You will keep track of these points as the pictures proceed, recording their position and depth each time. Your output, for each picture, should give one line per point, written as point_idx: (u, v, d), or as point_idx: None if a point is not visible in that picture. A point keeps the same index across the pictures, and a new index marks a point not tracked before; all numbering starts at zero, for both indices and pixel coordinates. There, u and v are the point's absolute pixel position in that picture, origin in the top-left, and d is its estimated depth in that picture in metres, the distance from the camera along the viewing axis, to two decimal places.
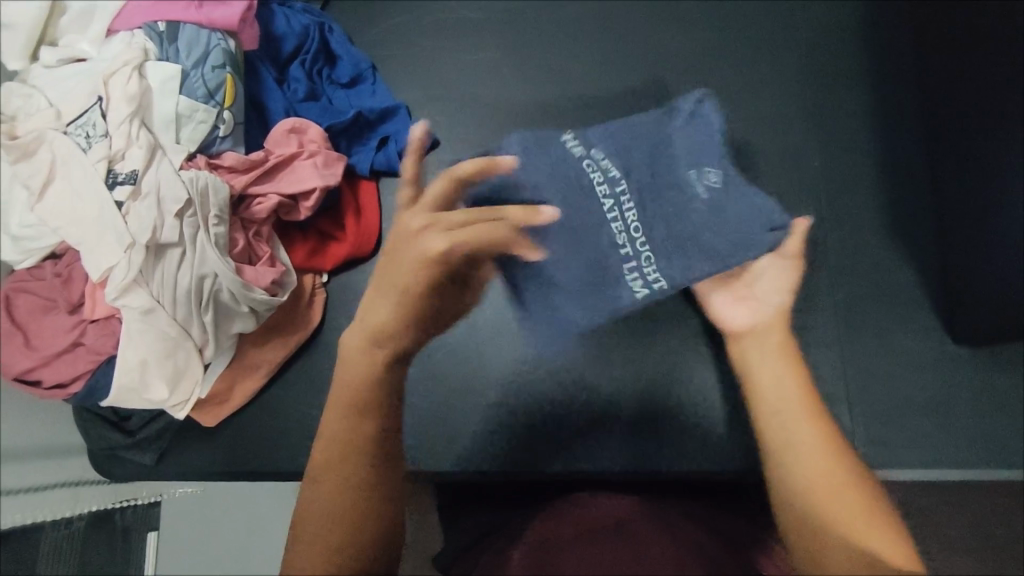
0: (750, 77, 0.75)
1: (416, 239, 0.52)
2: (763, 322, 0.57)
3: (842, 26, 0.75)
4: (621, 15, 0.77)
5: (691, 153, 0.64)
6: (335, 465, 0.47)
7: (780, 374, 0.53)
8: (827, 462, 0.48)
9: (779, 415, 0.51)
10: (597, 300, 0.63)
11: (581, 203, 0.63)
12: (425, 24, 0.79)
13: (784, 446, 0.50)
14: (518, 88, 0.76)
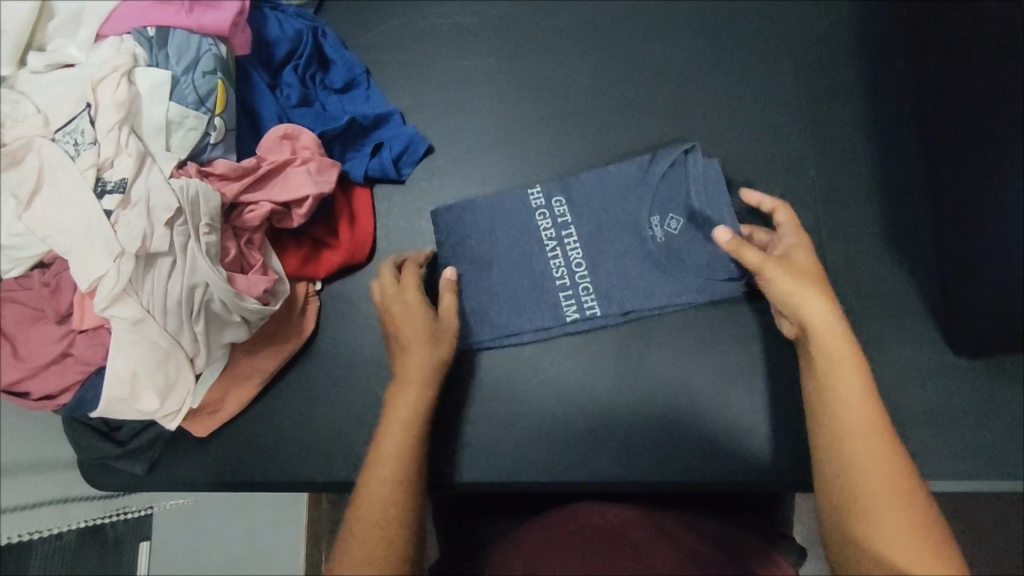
0: (747, 83, 0.74)
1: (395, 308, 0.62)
2: (826, 331, 0.54)
3: (840, 32, 0.75)
4: (617, 21, 0.76)
5: (653, 200, 0.71)
6: (390, 501, 0.54)
7: (849, 387, 0.52)
8: (888, 492, 0.48)
9: (843, 435, 0.50)
10: (534, 318, 0.69)
11: (530, 243, 0.71)
12: (419, 28, 0.78)
13: (851, 473, 0.49)
14: (514, 94, 0.76)
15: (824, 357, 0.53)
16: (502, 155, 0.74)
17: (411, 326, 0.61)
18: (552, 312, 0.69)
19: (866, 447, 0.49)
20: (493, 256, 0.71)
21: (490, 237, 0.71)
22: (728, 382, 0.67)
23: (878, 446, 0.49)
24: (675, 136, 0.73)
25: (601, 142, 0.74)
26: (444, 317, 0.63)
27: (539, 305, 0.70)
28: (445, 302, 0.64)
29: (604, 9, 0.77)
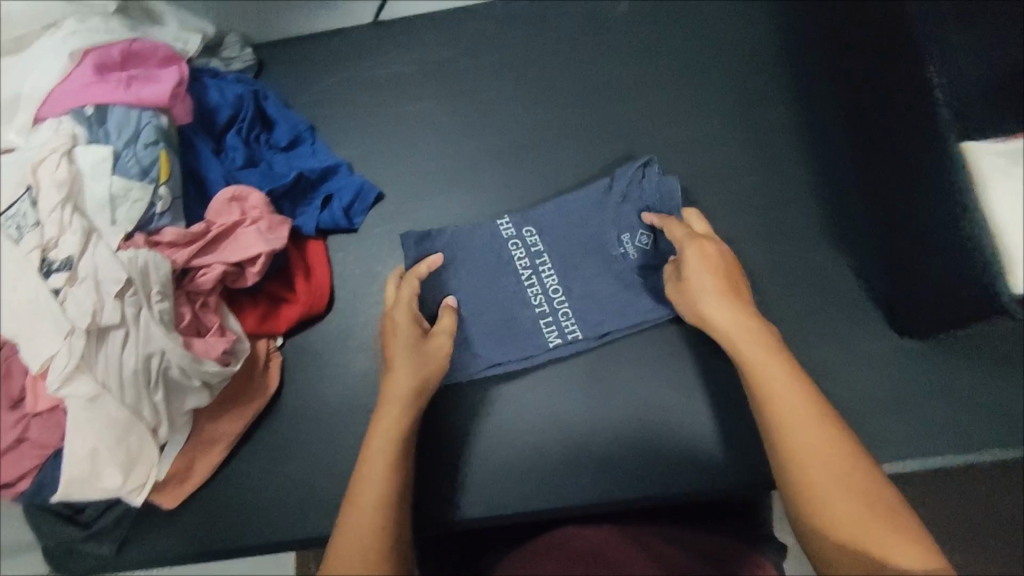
0: (676, 103, 0.77)
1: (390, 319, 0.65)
2: (731, 330, 0.57)
3: (756, 46, 0.79)
4: (548, 55, 0.80)
5: (619, 220, 0.74)
6: (371, 533, 0.50)
7: (776, 378, 0.53)
8: (837, 475, 0.48)
9: (784, 425, 0.51)
10: (518, 346, 0.71)
11: (505, 274, 0.73)
12: (358, 78, 0.80)
13: (798, 464, 0.49)
14: (457, 135, 0.78)
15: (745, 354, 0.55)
16: (449, 193, 0.77)
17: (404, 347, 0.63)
18: (533, 340, 0.71)
19: (807, 433, 0.50)
20: (470, 288, 0.73)
21: (467, 269, 0.73)
22: (692, 390, 0.69)
23: (818, 428, 0.50)
24: (614, 161, 0.76)
25: (545, 173, 0.77)
26: (434, 338, 0.65)
27: (523, 336, 0.71)
28: (441, 323, 0.67)
29: (535, 44, 0.80)
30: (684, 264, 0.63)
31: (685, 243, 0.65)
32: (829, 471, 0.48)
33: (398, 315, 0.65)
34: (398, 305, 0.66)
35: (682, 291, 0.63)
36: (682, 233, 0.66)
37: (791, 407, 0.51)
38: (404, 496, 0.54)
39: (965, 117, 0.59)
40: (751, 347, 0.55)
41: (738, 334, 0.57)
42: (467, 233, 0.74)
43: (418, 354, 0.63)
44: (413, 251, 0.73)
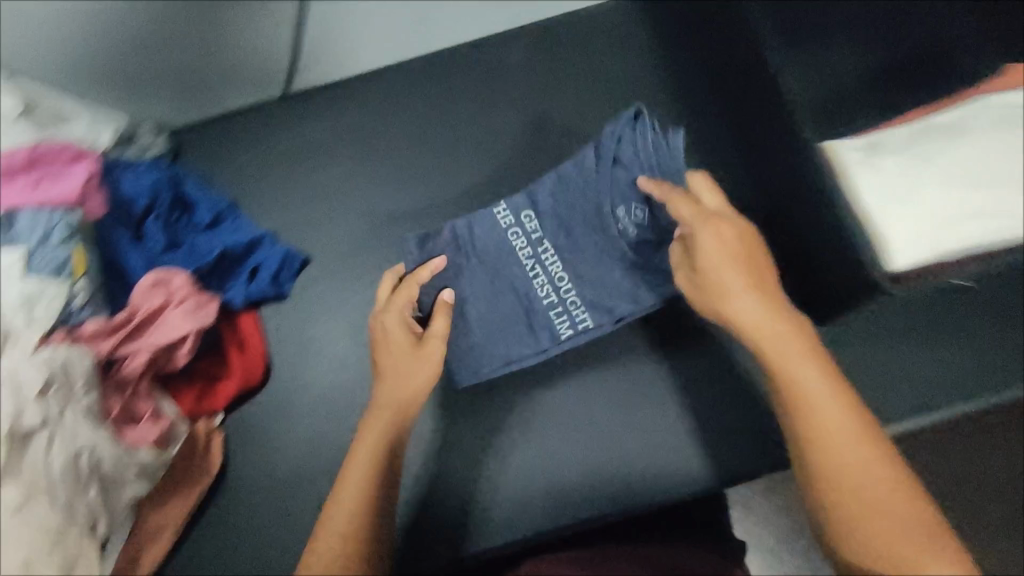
0: (577, 135, 0.82)
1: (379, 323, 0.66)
2: (770, 339, 0.53)
3: (646, 67, 0.82)
4: (451, 105, 0.83)
5: (619, 193, 0.72)
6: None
7: (820, 396, 0.51)
8: (886, 497, 0.48)
9: (832, 451, 0.49)
10: (531, 342, 0.73)
11: (506, 268, 0.75)
12: (273, 150, 0.83)
13: (837, 475, 0.49)
14: (374, 192, 0.81)
15: (789, 376, 0.52)
16: (380, 250, 0.79)
17: (397, 349, 0.64)
18: (545, 333, 0.73)
19: (857, 456, 0.49)
20: (476, 285, 0.75)
21: (470, 266, 0.75)
22: (634, 408, 0.72)
23: (869, 445, 0.49)
24: None
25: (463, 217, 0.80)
26: (431, 340, 0.64)
27: (538, 329, 0.73)
28: (434, 326, 0.65)
29: (437, 97, 0.83)
30: (706, 259, 0.57)
31: (701, 228, 0.58)
32: (870, 482, 0.49)
33: (388, 318, 0.66)
34: (388, 310, 0.67)
35: (701, 290, 0.58)
36: (692, 212, 0.59)
37: (833, 415, 0.50)
38: (376, 545, 0.54)
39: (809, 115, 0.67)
40: (788, 351, 0.52)
41: (771, 335, 0.53)
42: (466, 230, 0.75)
43: (412, 358, 0.63)
44: (415, 252, 0.75)
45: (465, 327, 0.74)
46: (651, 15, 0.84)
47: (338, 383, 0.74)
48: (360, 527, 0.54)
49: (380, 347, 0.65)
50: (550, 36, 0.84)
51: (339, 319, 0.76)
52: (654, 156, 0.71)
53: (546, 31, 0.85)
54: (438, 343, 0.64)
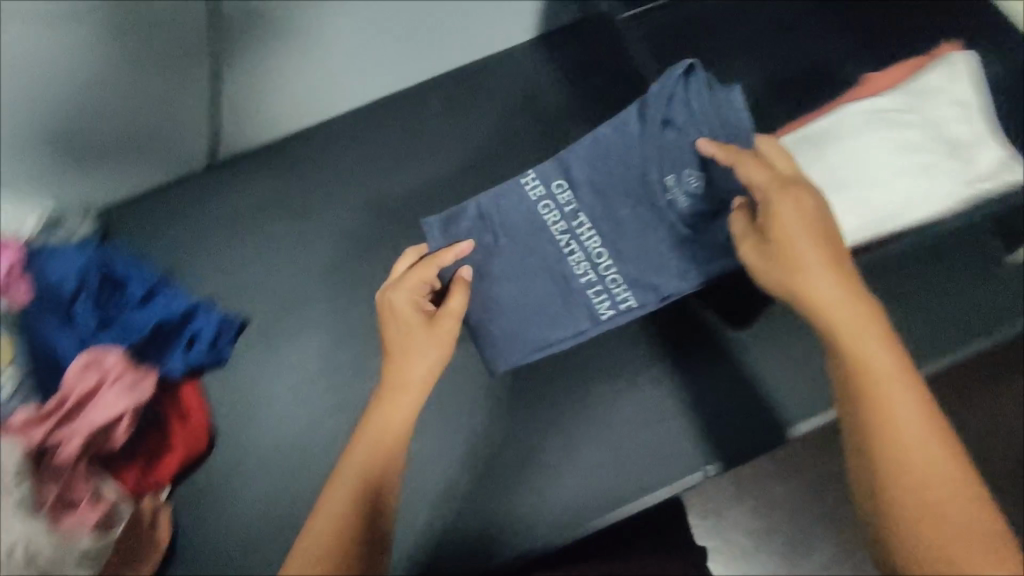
0: (496, 171, 0.85)
1: (392, 305, 0.67)
2: (846, 325, 0.54)
3: (555, 102, 0.87)
4: (373, 156, 0.86)
5: (664, 160, 0.76)
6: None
7: (890, 380, 0.52)
8: (948, 491, 0.49)
9: (896, 440, 0.51)
10: (569, 324, 0.76)
11: (539, 248, 0.78)
12: (203, 217, 0.84)
13: (902, 469, 0.50)
14: (306, 249, 0.83)
15: (863, 355, 0.53)
16: (324, 304, 0.81)
17: (411, 326, 0.66)
18: (585, 312, 0.76)
19: (920, 449, 0.50)
20: (507, 268, 0.77)
21: (501, 246, 0.78)
22: (577, 432, 0.74)
23: (937, 442, 0.51)
24: None
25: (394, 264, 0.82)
26: (445, 317, 0.67)
27: (581, 309, 0.76)
28: (449, 305, 0.67)
29: (359, 150, 0.86)
30: (779, 231, 0.57)
31: (778, 200, 0.58)
32: (937, 479, 0.50)
33: (398, 299, 0.67)
34: (400, 286, 0.68)
35: (769, 262, 0.58)
36: (766, 181, 0.60)
37: (904, 410, 0.51)
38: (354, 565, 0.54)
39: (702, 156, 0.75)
40: (863, 339, 0.53)
41: (846, 323, 0.54)
42: (499, 212, 0.79)
43: (427, 336, 0.66)
44: (438, 237, 0.79)
45: (497, 313, 0.77)
46: (556, 55, 0.88)
47: (283, 443, 0.75)
48: (353, 526, 0.56)
49: (390, 324, 0.67)
50: (461, 84, 0.88)
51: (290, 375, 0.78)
52: (711, 115, 0.73)
53: (458, 77, 0.89)
54: (453, 318, 0.67)
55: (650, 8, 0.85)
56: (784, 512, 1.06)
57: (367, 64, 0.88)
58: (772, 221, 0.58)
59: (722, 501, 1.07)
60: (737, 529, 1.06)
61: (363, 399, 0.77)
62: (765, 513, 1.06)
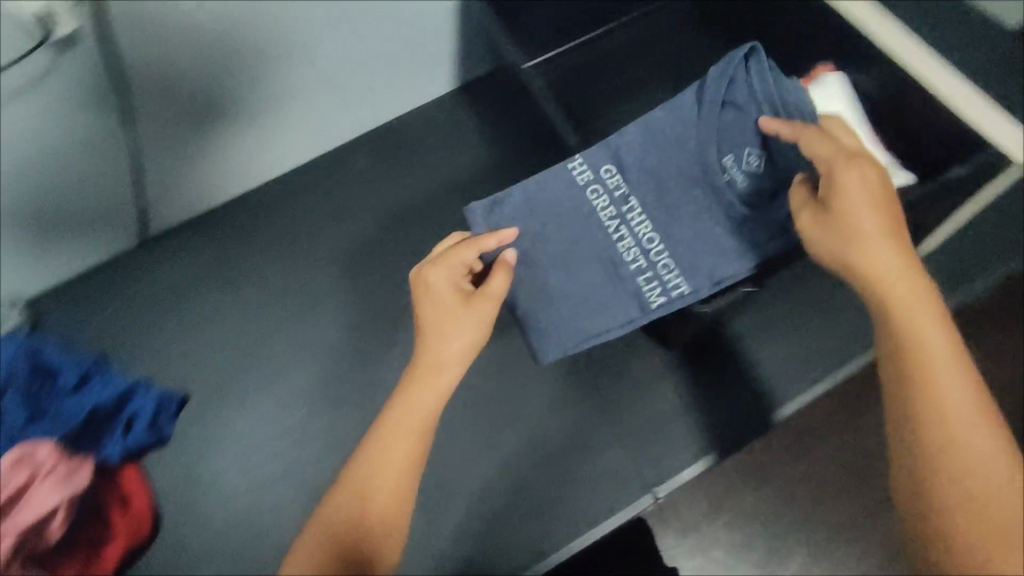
0: (416, 231, 0.92)
1: (428, 286, 0.62)
2: (903, 294, 0.49)
3: (466, 164, 0.96)
4: (298, 227, 0.93)
5: (718, 139, 0.66)
6: None
7: (959, 380, 0.47)
8: (1017, 512, 0.44)
9: (964, 448, 0.46)
10: (620, 314, 0.68)
11: (586, 232, 0.70)
12: (134, 297, 0.88)
13: (954, 454, 0.46)
14: (240, 319, 0.88)
15: (932, 348, 0.48)
16: (263, 368, 0.86)
17: (447, 309, 0.61)
18: (634, 301, 0.68)
19: (989, 460, 0.45)
20: (548, 260, 0.70)
21: (543, 233, 0.71)
22: (500, 466, 0.84)
23: (994, 432, 0.46)
24: (382, 295, 0.90)
25: (325, 327, 0.88)
26: (483, 297, 0.62)
27: (636, 296, 0.68)
28: (490, 285, 0.62)
29: (284, 222, 0.93)
30: (847, 203, 0.52)
31: (846, 170, 0.53)
32: (993, 470, 0.45)
33: (435, 277, 0.62)
34: (440, 264, 0.63)
35: (829, 235, 0.53)
36: (832, 152, 0.55)
37: (960, 391, 0.47)
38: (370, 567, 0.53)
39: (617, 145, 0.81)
40: (920, 312, 0.49)
41: (904, 292, 0.49)
42: (542, 197, 0.71)
43: (465, 317, 0.61)
44: (481, 226, 0.72)
45: (534, 311, 0.71)
46: (469, 106, 0.98)
47: (223, 509, 0.80)
48: (380, 535, 0.54)
49: (426, 303, 0.62)
50: (384, 144, 0.97)
51: (245, 436, 0.83)
52: (772, 92, 0.64)
53: (376, 145, 0.97)
54: (495, 298, 0.62)
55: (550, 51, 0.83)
56: (761, 523, 1.05)
57: (291, 142, 0.92)
58: (836, 193, 0.53)
59: (698, 519, 1.06)
60: (716, 546, 1.05)
61: (302, 458, 0.82)
62: (744, 526, 1.05)
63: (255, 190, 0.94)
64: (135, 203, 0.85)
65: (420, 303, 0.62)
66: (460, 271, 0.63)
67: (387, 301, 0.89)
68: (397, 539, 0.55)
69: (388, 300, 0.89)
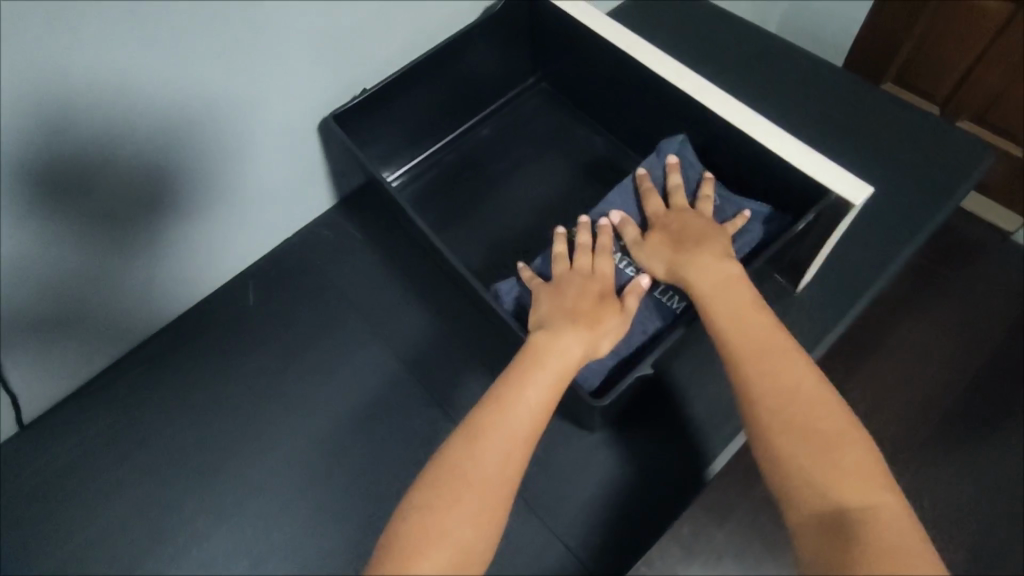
0: (324, 348, 0.91)
1: (587, 287, 0.68)
2: (716, 279, 0.65)
3: (365, 269, 0.96)
4: (199, 374, 0.90)
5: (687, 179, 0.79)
6: (426, 510, 0.50)
7: (748, 317, 0.61)
8: (807, 402, 0.54)
9: (766, 370, 0.57)
10: (644, 328, 0.73)
11: None
12: (26, 492, 0.83)
13: (763, 382, 0.56)
14: (146, 485, 0.84)
15: (717, 312, 0.62)
16: (180, 532, 0.82)
17: (597, 312, 0.65)
18: (655, 315, 0.73)
19: (783, 367, 0.56)
20: None
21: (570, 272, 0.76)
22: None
23: (797, 364, 0.57)
24: (298, 422, 0.87)
25: (244, 471, 0.85)
26: (626, 307, 0.67)
27: (656, 305, 0.73)
28: (628, 302, 0.68)
29: (184, 372, 0.90)
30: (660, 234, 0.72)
31: (656, 219, 0.74)
32: (799, 388, 0.55)
33: (594, 285, 0.68)
34: (595, 278, 0.69)
35: (660, 255, 0.70)
36: (654, 206, 0.75)
37: (762, 336, 0.59)
38: (495, 499, 0.51)
39: (502, 237, 0.90)
40: (724, 289, 0.64)
41: (717, 276, 0.65)
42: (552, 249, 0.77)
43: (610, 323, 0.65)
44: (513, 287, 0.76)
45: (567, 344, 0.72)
46: (353, 219, 1.00)
47: None
48: (498, 472, 0.52)
49: (579, 303, 0.66)
50: (273, 274, 0.96)
51: None
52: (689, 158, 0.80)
53: (271, 270, 0.97)
54: (628, 311, 0.68)
55: (416, 173, 0.96)
56: (733, 563, 0.73)
57: (190, 276, 0.90)
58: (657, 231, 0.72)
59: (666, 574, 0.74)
60: None
61: None
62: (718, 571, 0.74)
63: (143, 346, 0.92)
64: (6, 393, 0.81)
65: (571, 297, 0.66)
66: (605, 284, 0.69)
67: (304, 426, 0.87)
68: (472, 520, 0.50)
69: (305, 425, 0.87)
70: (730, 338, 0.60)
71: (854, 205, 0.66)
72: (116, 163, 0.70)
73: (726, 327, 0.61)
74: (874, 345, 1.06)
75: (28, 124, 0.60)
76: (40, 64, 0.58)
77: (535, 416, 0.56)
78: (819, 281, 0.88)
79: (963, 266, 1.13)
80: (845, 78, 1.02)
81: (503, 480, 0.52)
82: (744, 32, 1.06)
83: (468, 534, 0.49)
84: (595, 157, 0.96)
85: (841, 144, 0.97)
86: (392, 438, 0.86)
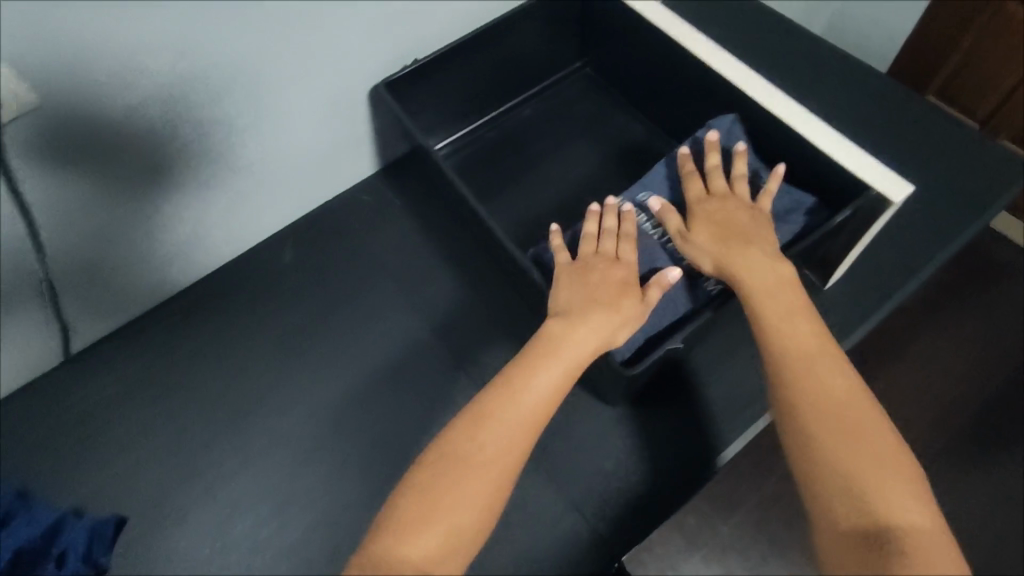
0: (356, 308, 0.94)
1: (609, 274, 0.69)
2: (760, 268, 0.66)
3: (402, 236, 0.99)
4: (236, 323, 0.93)
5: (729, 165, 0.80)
6: (445, 463, 0.54)
7: (790, 307, 0.63)
8: (843, 394, 0.56)
9: (805, 360, 0.59)
10: (676, 306, 0.74)
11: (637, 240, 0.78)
12: (67, 421, 0.88)
13: (803, 371, 0.58)
14: (179, 424, 0.88)
15: (761, 299, 0.63)
16: (208, 471, 0.86)
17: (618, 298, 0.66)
18: (687, 296, 0.75)
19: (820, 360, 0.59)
20: None
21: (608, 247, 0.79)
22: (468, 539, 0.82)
23: (834, 358, 0.59)
24: (327, 377, 0.90)
25: (272, 418, 0.88)
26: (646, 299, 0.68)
27: (690, 286, 0.75)
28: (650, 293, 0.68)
29: (221, 320, 0.94)
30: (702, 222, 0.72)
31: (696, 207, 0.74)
32: (836, 380, 0.57)
33: (617, 272, 0.69)
34: (618, 265, 0.70)
35: (703, 244, 0.70)
36: (696, 193, 0.75)
37: (803, 328, 0.61)
38: (511, 457, 0.55)
39: (538, 214, 0.92)
40: (767, 278, 0.65)
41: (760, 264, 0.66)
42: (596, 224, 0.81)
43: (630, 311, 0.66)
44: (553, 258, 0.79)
45: None
46: (393, 187, 1.02)
47: None
48: (515, 434, 0.56)
49: (601, 288, 0.67)
50: (312, 233, 0.99)
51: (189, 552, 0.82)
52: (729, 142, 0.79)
53: (311, 230, 1.00)
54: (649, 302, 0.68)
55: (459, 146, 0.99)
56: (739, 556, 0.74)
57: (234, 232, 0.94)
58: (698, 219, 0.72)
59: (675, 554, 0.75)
60: None
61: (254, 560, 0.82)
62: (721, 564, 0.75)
63: (184, 292, 0.95)
64: (57, 322, 0.85)
65: (592, 283, 0.67)
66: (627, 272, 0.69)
67: (333, 381, 0.90)
68: (487, 478, 0.54)
69: (334, 380, 0.90)
70: (773, 326, 0.62)
71: (894, 204, 0.68)
72: (140, 142, 0.73)
73: (769, 315, 0.62)
74: (894, 354, 1.07)
75: (79, 86, 0.64)
76: (59, 51, 0.60)
77: (554, 388, 0.60)
78: (849, 282, 0.89)
79: (991, 281, 1.13)
80: (889, 84, 1.02)
81: (518, 442, 0.56)
82: (790, 31, 1.07)
83: (482, 488, 0.53)
84: (634, 143, 0.97)
85: (881, 148, 0.98)
86: (417, 399, 0.88)
